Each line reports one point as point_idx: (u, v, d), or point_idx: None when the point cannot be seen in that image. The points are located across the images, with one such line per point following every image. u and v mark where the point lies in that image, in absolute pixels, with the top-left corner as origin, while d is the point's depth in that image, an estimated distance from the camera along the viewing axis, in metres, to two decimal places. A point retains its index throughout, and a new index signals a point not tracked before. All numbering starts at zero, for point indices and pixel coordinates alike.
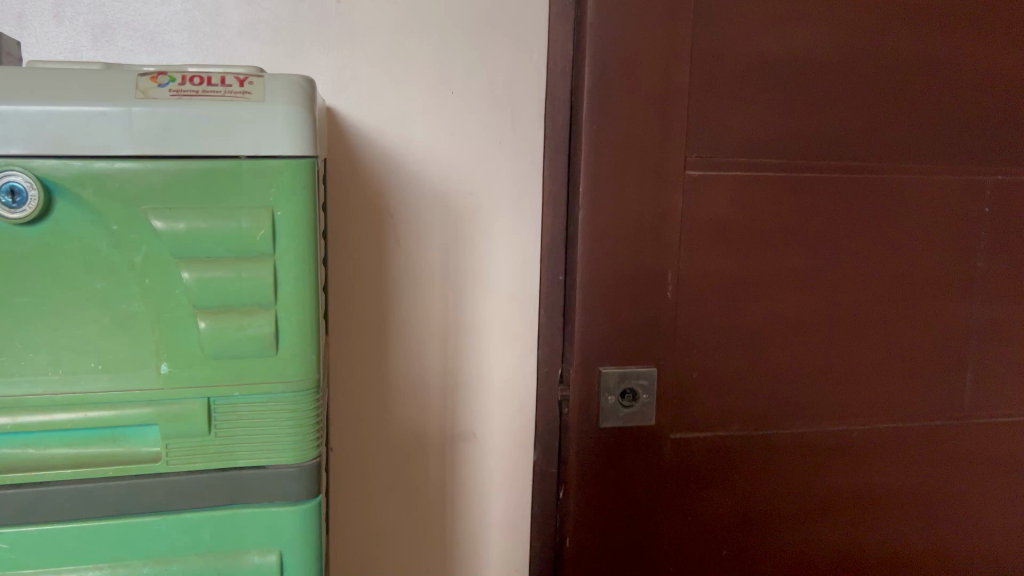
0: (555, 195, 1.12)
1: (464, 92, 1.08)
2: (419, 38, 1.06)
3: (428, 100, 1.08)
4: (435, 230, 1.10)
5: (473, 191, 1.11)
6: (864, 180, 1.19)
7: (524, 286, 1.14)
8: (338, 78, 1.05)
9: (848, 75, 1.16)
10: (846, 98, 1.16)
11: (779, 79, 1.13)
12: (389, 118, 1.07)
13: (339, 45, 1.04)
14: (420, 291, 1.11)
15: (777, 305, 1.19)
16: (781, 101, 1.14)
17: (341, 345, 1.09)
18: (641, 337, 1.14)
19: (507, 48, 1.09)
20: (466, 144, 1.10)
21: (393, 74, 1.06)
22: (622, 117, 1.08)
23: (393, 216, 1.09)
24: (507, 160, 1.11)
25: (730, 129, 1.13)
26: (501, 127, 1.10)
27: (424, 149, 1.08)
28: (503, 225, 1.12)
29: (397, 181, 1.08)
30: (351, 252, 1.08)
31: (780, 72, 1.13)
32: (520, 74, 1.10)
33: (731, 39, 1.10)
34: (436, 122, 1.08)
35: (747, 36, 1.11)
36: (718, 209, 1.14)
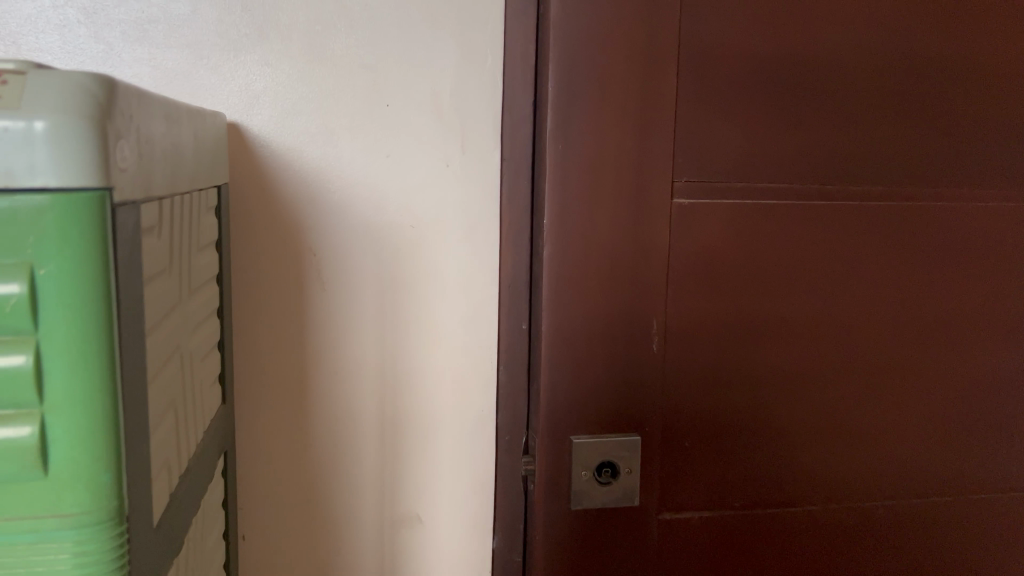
0: (515, 229, 0.93)
1: (402, 106, 0.90)
2: (346, 40, 0.88)
3: (358, 117, 0.89)
4: (369, 274, 0.91)
5: (415, 225, 0.92)
6: (889, 209, 0.99)
7: (479, 339, 0.95)
8: (247, 90, 0.87)
9: (867, 85, 0.97)
10: (865, 112, 0.97)
11: (784, 90, 0.94)
12: (311, 139, 0.88)
13: (248, 50, 0.86)
14: (351, 346, 0.92)
15: (787, 358, 0.99)
16: (787, 114, 0.95)
17: (255, 413, 0.91)
18: (621, 399, 0.94)
19: (455, 52, 0.90)
20: (406, 169, 0.91)
21: (314, 85, 0.88)
22: (593, 135, 0.89)
23: (317, 256, 0.90)
24: (456, 187, 0.92)
25: (727, 148, 0.94)
26: (448, 147, 0.91)
27: (354, 176, 0.90)
28: (453, 265, 0.93)
29: (322, 214, 0.90)
30: (267, 299, 0.90)
31: (786, 80, 0.94)
32: (471, 82, 0.91)
33: (725, 40, 0.91)
34: (369, 143, 0.89)
35: (743, 35, 0.92)
36: (713, 244, 0.95)
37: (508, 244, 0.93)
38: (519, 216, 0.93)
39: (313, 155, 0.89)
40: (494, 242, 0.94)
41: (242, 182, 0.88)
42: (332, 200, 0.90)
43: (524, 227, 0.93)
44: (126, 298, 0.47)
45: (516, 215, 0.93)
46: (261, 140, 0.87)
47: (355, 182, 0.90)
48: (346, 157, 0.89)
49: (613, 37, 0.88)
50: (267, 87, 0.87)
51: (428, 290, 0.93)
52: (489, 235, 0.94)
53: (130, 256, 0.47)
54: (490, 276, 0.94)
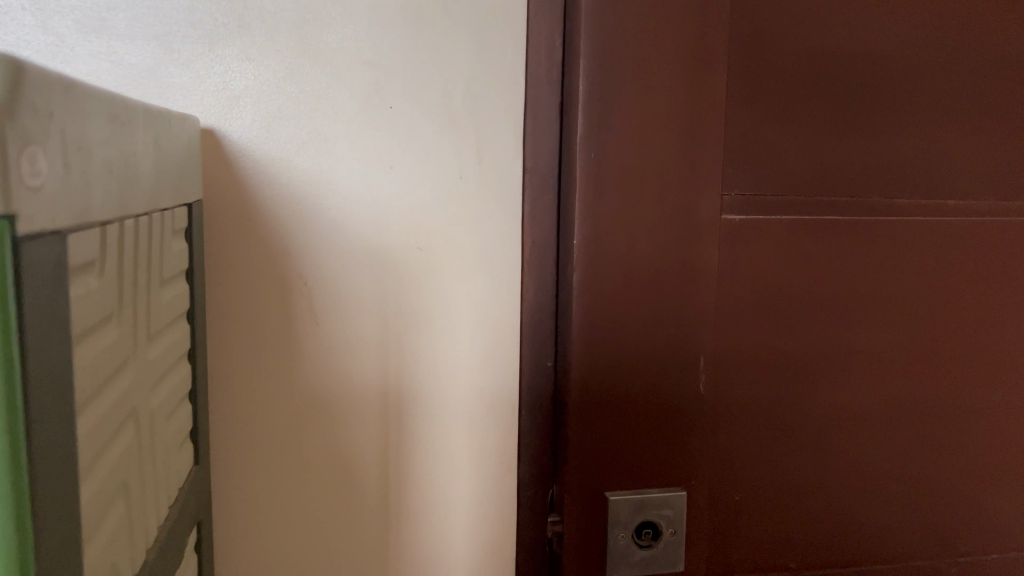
0: (538, 253, 0.80)
1: (408, 109, 0.77)
2: (342, 33, 0.75)
3: (356, 123, 0.76)
4: (370, 308, 0.78)
5: (424, 247, 0.78)
6: (960, 226, 0.87)
7: (497, 379, 0.82)
8: (226, 91, 0.73)
9: (937, 86, 0.85)
10: (935, 117, 0.85)
11: (847, 91, 0.82)
12: (301, 151, 0.75)
13: (225, 45, 0.73)
14: (348, 391, 0.79)
15: (849, 396, 0.86)
16: (851, 119, 0.82)
17: (234, 471, 0.77)
18: (664, 449, 0.81)
19: (470, 48, 0.77)
20: (412, 182, 0.77)
21: (304, 86, 0.74)
22: (631, 141, 0.75)
23: (307, 286, 0.77)
24: (470, 203, 0.79)
25: (783, 158, 0.81)
26: (462, 158, 0.78)
27: (351, 193, 0.76)
28: (468, 295, 0.80)
29: (313, 237, 0.76)
30: (248, 337, 0.76)
31: (849, 79, 0.82)
32: (488, 83, 0.78)
33: (782, 33, 0.79)
34: (370, 153, 0.76)
35: (802, 28, 0.79)
36: (766, 268, 0.82)
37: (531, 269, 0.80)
38: (543, 238, 0.80)
39: (302, 168, 0.75)
40: (515, 267, 0.81)
41: (219, 200, 0.74)
42: (326, 222, 0.76)
43: (549, 250, 0.80)
44: (43, 367, 0.34)
45: (540, 236, 0.80)
46: (241, 151, 0.74)
47: (352, 201, 0.76)
48: (342, 171, 0.76)
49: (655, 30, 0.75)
50: (247, 89, 0.74)
51: (439, 323, 0.80)
52: (509, 259, 0.81)
53: (48, 314, 0.34)
54: (511, 307, 0.81)
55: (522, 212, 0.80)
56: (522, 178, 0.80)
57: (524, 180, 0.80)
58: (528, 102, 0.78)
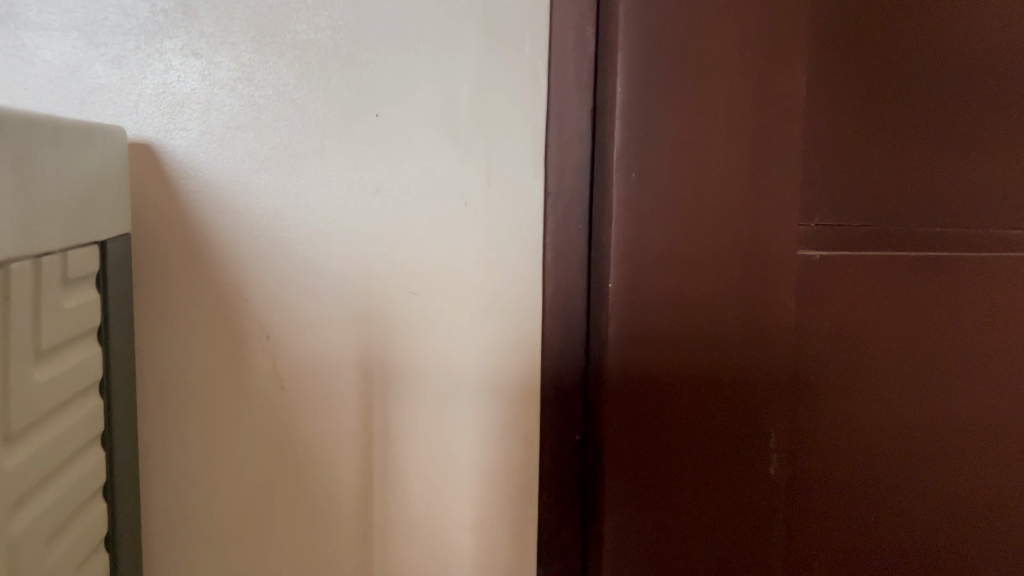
0: (564, 298, 0.63)
1: (396, 118, 0.60)
2: (314, 21, 0.59)
3: (331, 135, 0.60)
4: (350, 367, 0.62)
5: (419, 291, 0.62)
6: None
7: (509, 457, 0.64)
8: (166, 95, 0.58)
9: None
10: None
11: (969, 98, 0.63)
12: (261, 170, 0.59)
13: (167, 37, 0.58)
14: (320, 471, 0.62)
15: (966, 483, 0.67)
16: (976, 128, 0.63)
17: (181, 565, 0.62)
18: (731, 557, 0.61)
19: (478, 38, 0.61)
20: (403, 209, 0.61)
21: (265, 88, 0.59)
22: (685, 157, 0.57)
23: (269, 340, 0.61)
24: (476, 234, 0.62)
25: (890, 181, 0.62)
26: (467, 178, 0.62)
27: (325, 222, 0.60)
28: (474, 351, 0.63)
29: (277, 278, 0.60)
30: (195, 404, 0.60)
31: (973, 82, 0.63)
32: (500, 83, 0.61)
33: (887, 13, 0.60)
34: (349, 172, 0.60)
35: (913, 8, 0.60)
36: (859, 320, 0.62)
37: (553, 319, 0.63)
38: (570, 280, 0.62)
39: (264, 192, 0.60)
40: (534, 316, 0.64)
41: (157, 232, 0.59)
42: (293, 259, 0.60)
43: (577, 295, 0.63)
44: None
45: (566, 278, 0.62)
46: (186, 171, 0.59)
47: (327, 233, 0.60)
48: (314, 195, 0.60)
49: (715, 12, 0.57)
50: (195, 92, 0.58)
51: (438, 386, 0.63)
52: (527, 306, 0.63)
53: None
54: (528, 368, 0.64)
55: (542, 246, 0.63)
56: (542, 203, 0.63)
57: (546, 206, 0.62)
58: (551, 108, 0.61)
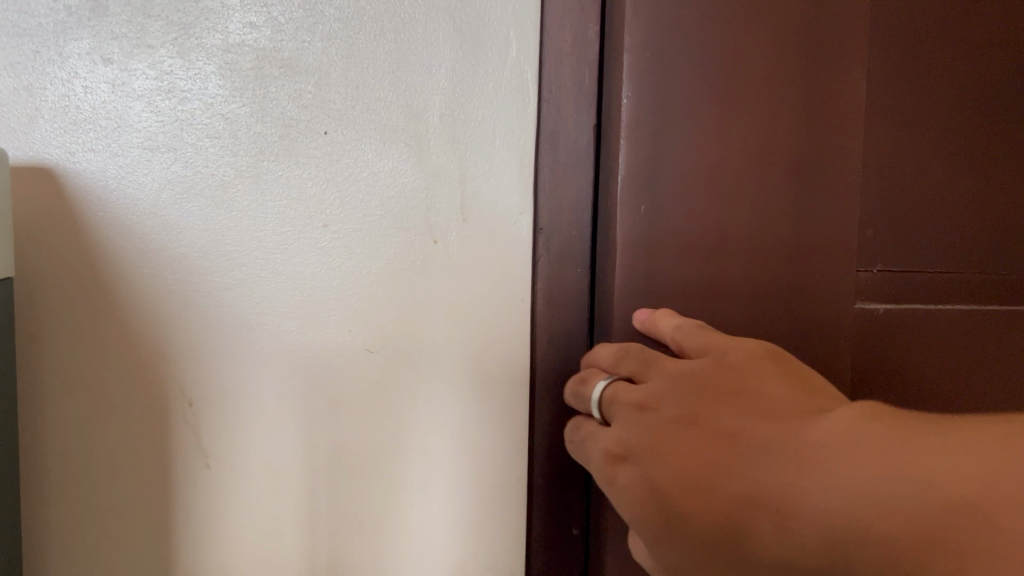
0: (560, 356, 0.51)
1: (350, 137, 0.49)
2: (247, 19, 0.48)
3: (269, 157, 0.49)
4: (292, 442, 0.51)
5: (377, 349, 0.50)
6: None
7: (487, 557, 0.52)
8: (69, 108, 0.48)
9: None
10: None
11: None
12: (185, 200, 0.49)
13: (70, 38, 0.47)
14: (253, 570, 0.51)
15: None
16: None
17: None
18: None
19: (452, 40, 0.49)
20: (358, 250, 0.50)
21: (189, 99, 0.48)
22: (706, 185, 0.46)
23: (193, 407, 0.50)
24: (448, 282, 0.50)
25: (953, 233, 0.51)
26: (438, 211, 0.50)
27: (262, 263, 0.49)
28: (446, 424, 0.51)
29: (204, 332, 0.50)
30: (104, 482, 0.50)
31: None
32: (479, 95, 0.49)
33: (942, 30, 0.49)
34: (291, 204, 0.49)
35: (974, 24, 0.50)
36: (929, 380, 0.50)
37: (545, 383, 0.51)
38: (568, 333, 0.51)
39: (188, 227, 0.49)
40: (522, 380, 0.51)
41: (58, 275, 0.49)
42: (223, 309, 0.50)
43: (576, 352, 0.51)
44: None
45: (563, 331, 0.51)
46: (94, 202, 0.48)
47: (264, 277, 0.49)
48: (250, 231, 0.49)
49: (741, 9, 0.46)
50: (104, 106, 0.48)
51: (401, 467, 0.51)
52: (513, 368, 0.51)
53: None
54: (513, 444, 0.52)
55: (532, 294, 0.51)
56: (533, 242, 0.51)
57: (538, 245, 0.50)
58: (543, 126, 0.50)
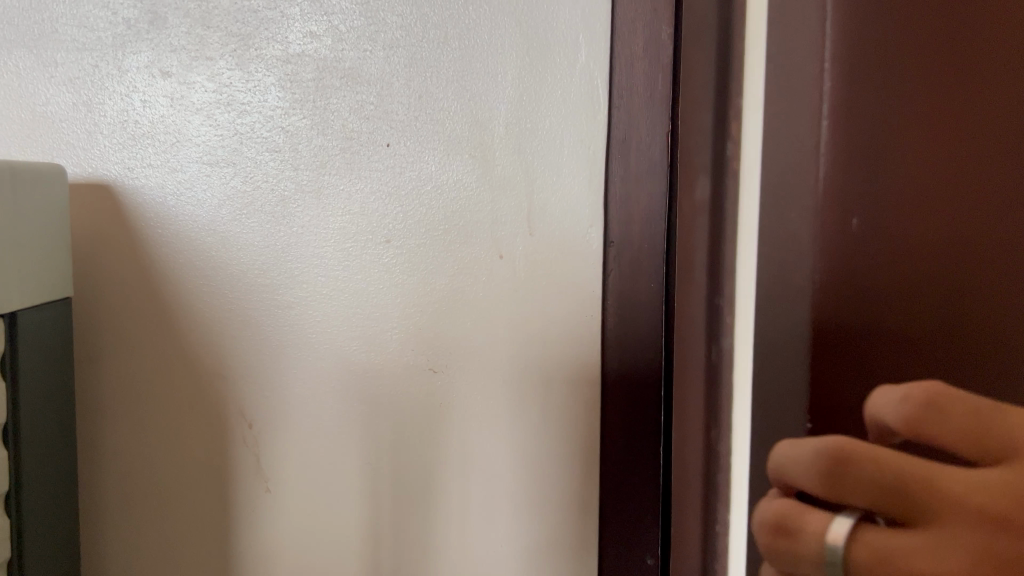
0: (632, 384, 0.47)
1: (414, 150, 0.47)
2: (307, 28, 0.46)
3: (330, 171, 0.47)
4: (356, 466, 0.49)
5: (442, 369, 0.48)
6: None
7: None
8: (127, 121, 0.47)
9: None
10: None
11: None
12: (244, 216, 0.47)
13: (129, 52, 0.47)
14: None
15: None
16: None
17: None
18: None
19: (518, 46, 0.47)
20: (422, 265, 0.48)
21: (249, 112, 0.47)
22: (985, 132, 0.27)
23: (253, 429, 0.48)
24: (514, 297, 0.48)
25: None
26: (503, 224, 0.48)
27: (323, 280, 0.48)
28: (513, 446, 0.49)
29: (263, 352, 0.48)
30: (163, 504, 0.49)
31: None
32: (546, 102, 0.47)
33: None
34: (353, 219, 0.47)
35: None
36: None
37: (617, 409, 0.48)
38: (642, 362, 0.47)
39: (247, 243, 0.47)
40: (594, 402, 0.49)
41: (116, 292, 0.48)
42: (283, 328, 0.48)
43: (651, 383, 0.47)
44: None
45: (636, 357, 0.47)
46: (152, 218, 0.47)
47: (326, 296, 0.48)
48: (311, 248, 0.47)
49: None
50: (162, 120, 0.47)
51: (466, 491, 0.49)
52: (584, 389, 0.49)
53: None
54: (583, 471, 0.49)
55: (602, 313, 0.48)
56: (603, 258, 0.48)
57: (608, 262, 0.47)
58: (614, 136, 0.47)
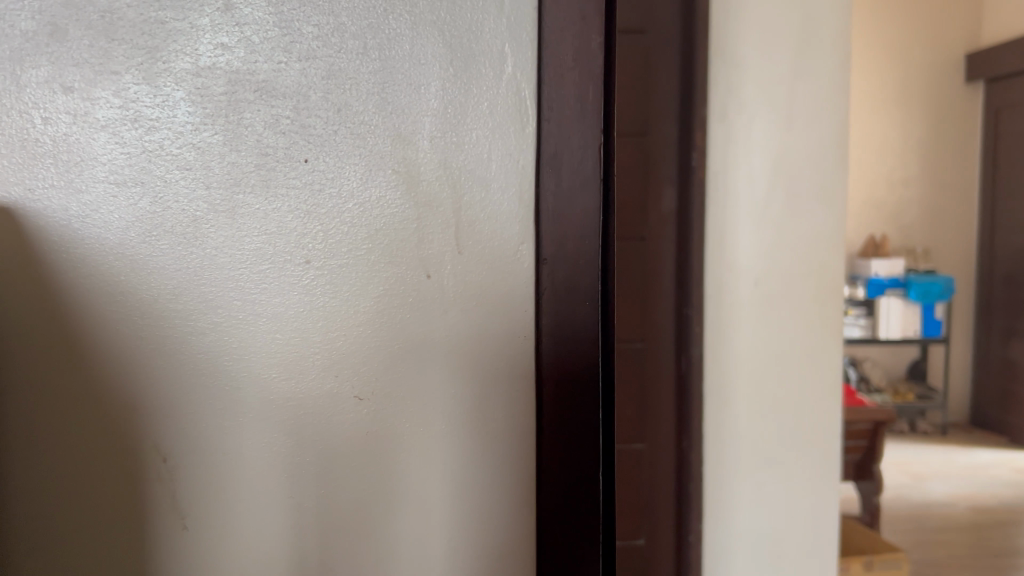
0: (569, 404, 0.45)
1: (334, 164, 0.45)
2: (219, 39, 0.44)
3: (245, 189, 0.45)
4: (285, 500, 0.46)
5: (367, 397, 0.46)
6: None
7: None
8: (26, 139, 0.44)
9: None
10: None
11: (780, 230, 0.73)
12: (154, 238, 0.45)
13: (27, 66, 0.44)
14: None
15: None
16: None
17: None
18: None
19: (441, 57, 0.45)
20: (344, 285, 0.45)
21: (159, 129, 0.44)
22: None
23: (169, 463, 0.46)
24: (444, 316, 0.46)
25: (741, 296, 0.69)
26: (430, 242, 0.45)
27: (239, 305, 0.45)
28: (447, 474, 0.47)
29: (176, 382, 0.45)
30: (74, 548, 0.46)
31: None
32: (472, 115, 0.45)
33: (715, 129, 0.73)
34: (271, 239, 0.45)
35: None
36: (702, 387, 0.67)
37: (552, 432, 0.46)
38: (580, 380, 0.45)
39: (158, 267, 0.45)
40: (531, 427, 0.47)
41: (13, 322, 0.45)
42: (198, 355, 0.45)
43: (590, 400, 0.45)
44: None
45: (573, 377, 0.45)
46: (54, 242, 0.44)
47: (242, 322, 0.45)
48: (226, 270, 0.45)
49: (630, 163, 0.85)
50: (65, 138, 0.44)
51: (400, 526, 0.47)
52: (520, 414, 0.47)
53: None
54: (521, 498, 0.47)
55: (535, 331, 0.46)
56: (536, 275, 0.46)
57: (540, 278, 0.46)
58: (542, 149, 0.45)
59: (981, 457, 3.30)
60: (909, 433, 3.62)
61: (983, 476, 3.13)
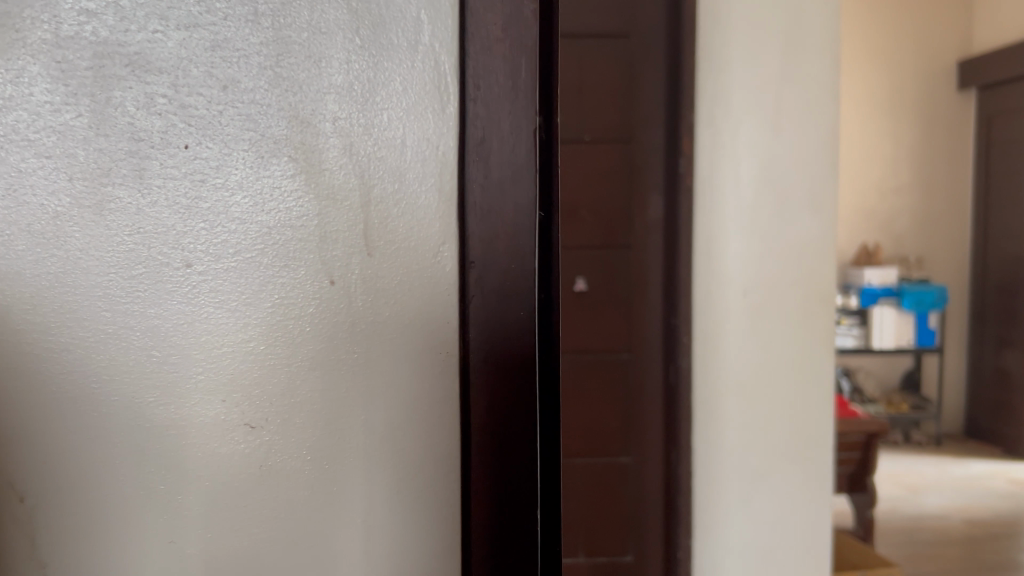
0: (502, 427, 0.40)
1: (223, 153, 0.40)
2: (84, 1, 0.39)
3: (114, 175, 0.40)
4: (188, 533, 0.42)
5: (259, 426, 0.42)
6: None
7: None
8: None
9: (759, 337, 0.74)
10: None
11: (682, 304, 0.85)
12: (11, 239, 0.40)
13: None
14: None
15: None
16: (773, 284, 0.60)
17: None
18: None
19: (346, 22, 0.40)
20: (243, 286, 0.41)
21: (16, 109, 0.39)
22: None
23: (27, 502, 0.41)
24: (370, 337, 0.42)
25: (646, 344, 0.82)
26: (333, 241, 0.41)
27: (111, 318, 0.41)
28: (366, 511, 0.42)
29: (49, 405, 0.40)
30: None
31: None
32: (380, 95, 0.41)
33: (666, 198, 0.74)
34: (145, 239, 0.41)
35: None
36: None
37: (480, 457, 0.40)
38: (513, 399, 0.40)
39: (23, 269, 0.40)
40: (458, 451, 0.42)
41: None
42: (75, 371, 0.41)
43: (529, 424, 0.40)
44: None
45: (508, 396, 0.40)
46: None
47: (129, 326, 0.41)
48: (93, 275, 0.40)
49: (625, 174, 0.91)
50: None
51: (319, 560, 0.43)
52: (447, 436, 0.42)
53: None
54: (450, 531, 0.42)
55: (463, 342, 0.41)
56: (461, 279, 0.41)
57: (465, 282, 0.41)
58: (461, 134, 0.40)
59: (975, 469, 3.28)
60: (901, 445, 3.59)
61: (978, 488, 3.08)
